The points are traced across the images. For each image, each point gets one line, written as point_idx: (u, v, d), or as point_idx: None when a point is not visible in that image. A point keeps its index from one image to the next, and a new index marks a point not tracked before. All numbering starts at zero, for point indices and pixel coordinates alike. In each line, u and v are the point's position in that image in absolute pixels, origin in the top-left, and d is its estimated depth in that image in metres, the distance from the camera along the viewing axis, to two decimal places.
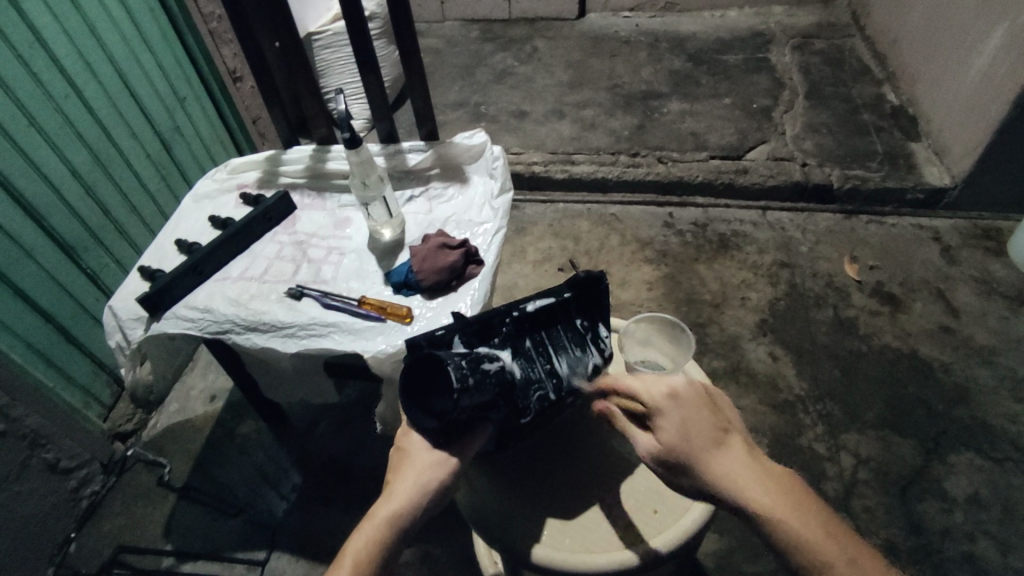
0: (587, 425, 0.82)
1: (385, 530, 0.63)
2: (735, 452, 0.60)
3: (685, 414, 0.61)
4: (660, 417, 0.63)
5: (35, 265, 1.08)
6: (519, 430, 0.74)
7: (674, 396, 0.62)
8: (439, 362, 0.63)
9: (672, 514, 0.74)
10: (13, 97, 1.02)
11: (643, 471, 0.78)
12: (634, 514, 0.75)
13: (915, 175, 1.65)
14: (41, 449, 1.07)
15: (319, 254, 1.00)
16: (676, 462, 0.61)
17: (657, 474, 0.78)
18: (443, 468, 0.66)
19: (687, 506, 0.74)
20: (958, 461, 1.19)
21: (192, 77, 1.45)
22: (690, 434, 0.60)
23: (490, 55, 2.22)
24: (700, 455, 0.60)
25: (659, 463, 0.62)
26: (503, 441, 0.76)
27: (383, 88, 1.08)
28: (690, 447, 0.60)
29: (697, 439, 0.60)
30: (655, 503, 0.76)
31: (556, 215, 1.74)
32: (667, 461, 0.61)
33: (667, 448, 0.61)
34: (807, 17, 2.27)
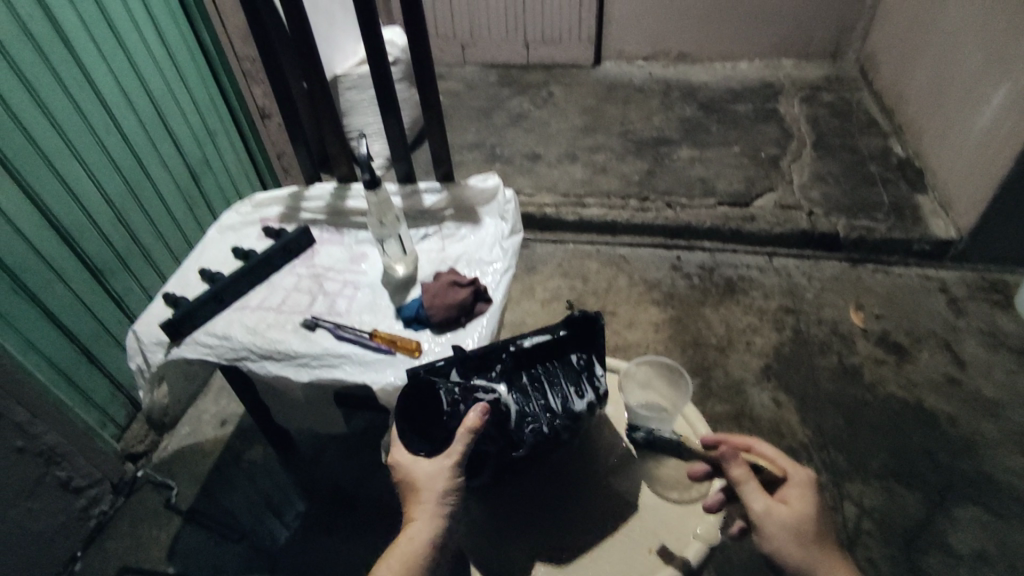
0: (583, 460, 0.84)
1: (408, 566, 0.66)
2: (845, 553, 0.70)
3: (816, 501, 0.71)
4: (790, 491, 0.72)
5: (64, 287, 1.13)
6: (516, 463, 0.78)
7: (812, 481, 0.72)
8: (432, 386, 0.72)
9: (666, 554, 0.75)
10: (59, 129, 1.09)
11: (639, 510, 0.79)
12: (629, 553, 0.76)
13: (921, 226, 1.68)
14: (55, 466, 1.11)
15: (335, 287, 1.04)
16: (802, 535, 0.69)
17: (652, 512, 0.79)
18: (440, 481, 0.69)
19: (682, 547, 0.76)
20: (962, 515, 1.18)
21: (223, 113, 1.53)
22: (817, 518, 0.70)
23: (507, 99, 2.31)
24: (818, 540, 0.69)
25: (781, 527, 0.69)
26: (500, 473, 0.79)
27: (402, 131, 1.14)
28: (816, 528, 0.69)
29: (820, 527, 0.70)
30: (649, 541, 0.77)
31: (565, 255, 1.78)
32: (792, 528, 0.69)
33: (803, 519, 0.69)
34: (816, 71, 2.34)
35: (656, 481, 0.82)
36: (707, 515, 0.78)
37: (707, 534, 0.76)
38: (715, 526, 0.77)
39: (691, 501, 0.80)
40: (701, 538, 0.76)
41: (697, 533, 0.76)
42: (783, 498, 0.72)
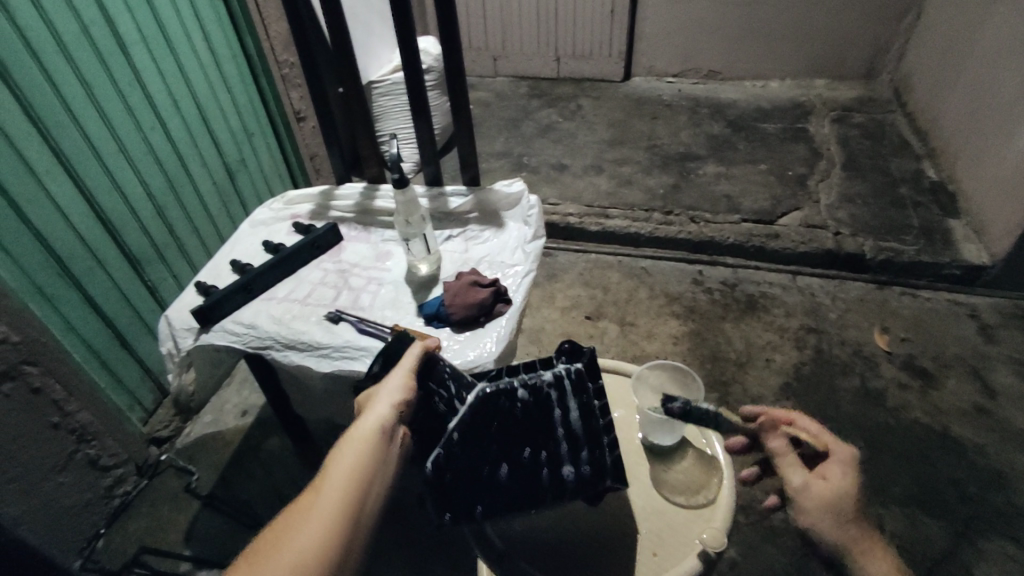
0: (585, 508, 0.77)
1: (358, 466, 0.61)
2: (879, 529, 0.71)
3: (854, 477, 0.71)
4: (827, 466, 0.73)
5: (104, 274, 1.18)
6: (475, 448, 0.76)
7: (853, 458, 0.72)
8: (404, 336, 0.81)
9: (670, 558, 0.75)
10: (109, 125, 1.15)
11: (644, 512, 0.79)
12: (633, 552, 0.76)
13: (952, 251, 1.65)
14: (85, 444, 1.14)
15: (359, 283, 1.07)
16: (838, 511, 0.70)
17: (657, 516, 0.79)
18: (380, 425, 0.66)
19: (686, 553, 0.75)
20: (989, 547, 1.15)
21: (261, 116, 1.59)
22: (856, 494, 0.70)
23: (536, 110, 2.34)
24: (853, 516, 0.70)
25: (818, 502, 0.70)
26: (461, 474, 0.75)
27: (432, 134, 1.17)
28: (851, 504, 0.70)
29: (858, 504, 0.70)
30: (654, 545, 0.76)
31: (587, 265, 1.79)
32: (827, 504, 0.70)
33: (839, 494, 0.70)
34: (848, 92, 2.32)
35: (665, 486, 0.82)
36: (714, 522, 0.77)
37: (713, 541, 0.75)
38: (722, 534, 0.75)
39: (699, 506, 0.79)
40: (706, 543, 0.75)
41: (703, 540, 0.75)
42: (822, 473, 0.73)
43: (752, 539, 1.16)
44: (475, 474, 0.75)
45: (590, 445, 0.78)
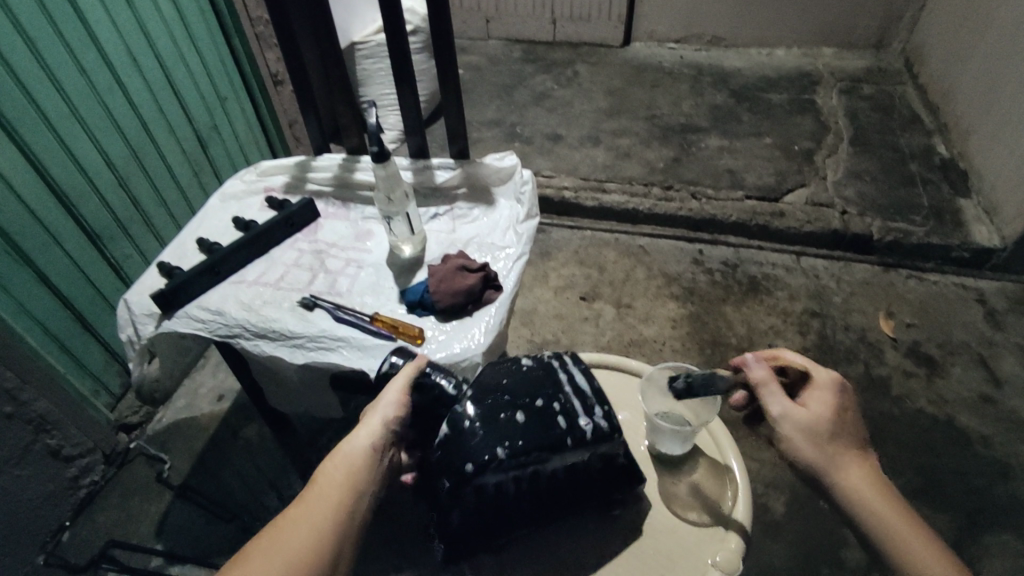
0: (607, 484, 0.72)
1: (353, 467, 0.63)
2: (871, 461, 0.64)
3: (840, 405, 0.66)
4: (811, 395, 0.67)
5: (60, 251, 1.08)
6: (487, 406, 0.69)
7: (839, 385, 0.67)
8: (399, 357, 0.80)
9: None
10: (59, 87, 1.03)
11: (653, 531, 0.73)
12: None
13: (962, 233, 1.58)
14: (45, 434, 1.07)
15: (337, 265, 0.98)
16: (822, 438, 0.64)
17: (666, 535, 0.73)
18: (344, 470, 0.63)
19: None
20: (992, 543, 1.11)
21: (234, 77, 1.47)
22: (839, 421, 0.65)
23: (530, 76, 2.22)
24: (839, 442, 0.64)
25: (797, 428, 0.64)
26: (472, 430, 0.67)
27: (417, 102, 1.07)
28: (836, 431, 0.64)
29: (843, 431, 0.65)
30: (663, 568, 0.70)
31: (582, 243, 1.70)
32: (810, 431, 0.64)
33: (820, 421, 0.64)
34: (857, 61, 2.21)
35: (673, 498, 0.76)
36: (728, 542, 0.72)
37: (727, 563, 0.70)
38: (738, 556, 0.70)
39: (711, 525, 0.74)
40: (719, 567, 0.69)
41: (717, 561, 0.70)
42: (803, 402, 0.67)
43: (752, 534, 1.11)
44: (482, 431, 0.67)
45: (602, 402, 0.72)
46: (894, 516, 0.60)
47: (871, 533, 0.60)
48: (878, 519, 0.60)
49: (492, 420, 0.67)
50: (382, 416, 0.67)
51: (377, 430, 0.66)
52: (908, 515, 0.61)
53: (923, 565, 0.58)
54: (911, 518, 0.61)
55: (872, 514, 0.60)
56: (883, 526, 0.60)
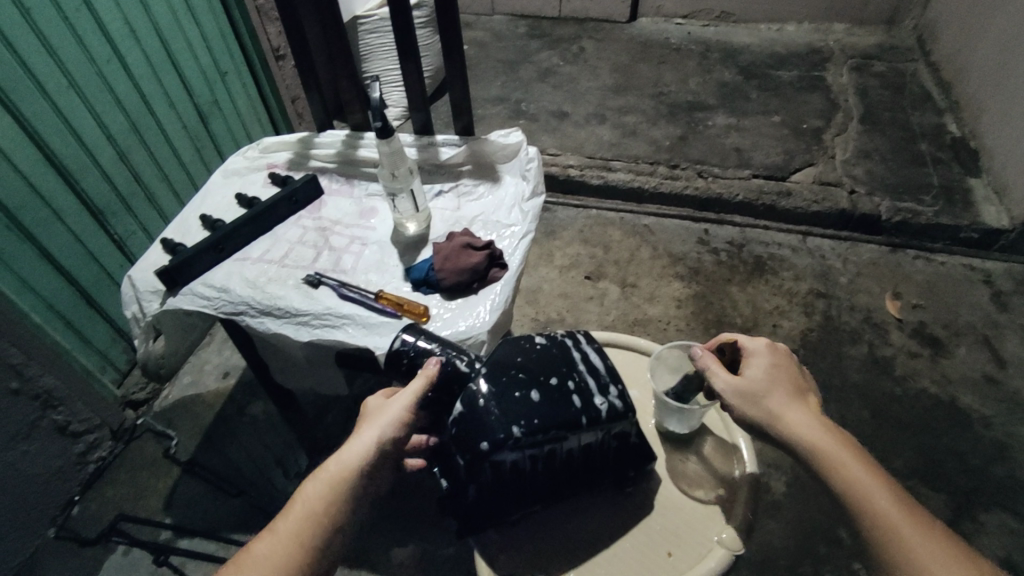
0: (622, 463, 0.72)
1: (332, 491, 0.62)
2: (817, 410, 0.64)
3: (777, 366, 0.67)
4: (748, 363, 0.68)
5: (62, 227, 1.08)
6: (501, 383, 0.69)
7: (772, 349, 0.68)
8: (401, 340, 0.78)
9: (688, 560, 0.70)
10: (57, 58, 1.02)
11: (661, 508, 0.73)
12: (650, 552, 0.70)
13: (971, 213, 1.56)
14: (52, 410, 1.08)
15: (341, 243, 0.98)
16: (757, 396, 0.64)
17: (674, 512, 0.73)
18: (327, 491, 0.62)
19: (704, 555, 0.70)
20: (991, 521, 1.12)
21: (235, 51, 1.44)
22: (777, 381, 0.65)
23: (536, 53, 2.18)
24: (781, 397, 0.64)
25: (736, 392, 0.65)
26: (488, 408, 0.67)
27: (421, 76, 1.05)
28: (777, 387, 0.65)
29: (780, 385, 0.65)
30: (670, 544, 0.71)
31: (587, 222, 1.69)
32: (750, 395, 0.65)
33: (755, 382, 0.65)
34: (868, 38, 2.17)
35: (681, 476, 0.76)
36: (733, 520, 0.73)
37: (732, 542, 0.71)
38: (741, 535, 0.71)
39: (717, 503, 0.74)
40: (725, 545, 0.70)
41: (722, 539, 0.71)
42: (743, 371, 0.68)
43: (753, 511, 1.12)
44: (497, 409, 0.67)
45: (616, 380, 0.73)
46: (836, 450, 0.59)
47: (816, 471, 0.59)
48: (819, 456, 0.59)
49: (507, 398, 0.67)
50: (376, 436, 0.64)
51: (370, 450, 0.64)
52: (853, 449, 0.59)
53: (869, 496, 0.56)
54: (855, 452, 0.59)
55: (813, 451, 0.59)
56: (824, 461, 0.58)
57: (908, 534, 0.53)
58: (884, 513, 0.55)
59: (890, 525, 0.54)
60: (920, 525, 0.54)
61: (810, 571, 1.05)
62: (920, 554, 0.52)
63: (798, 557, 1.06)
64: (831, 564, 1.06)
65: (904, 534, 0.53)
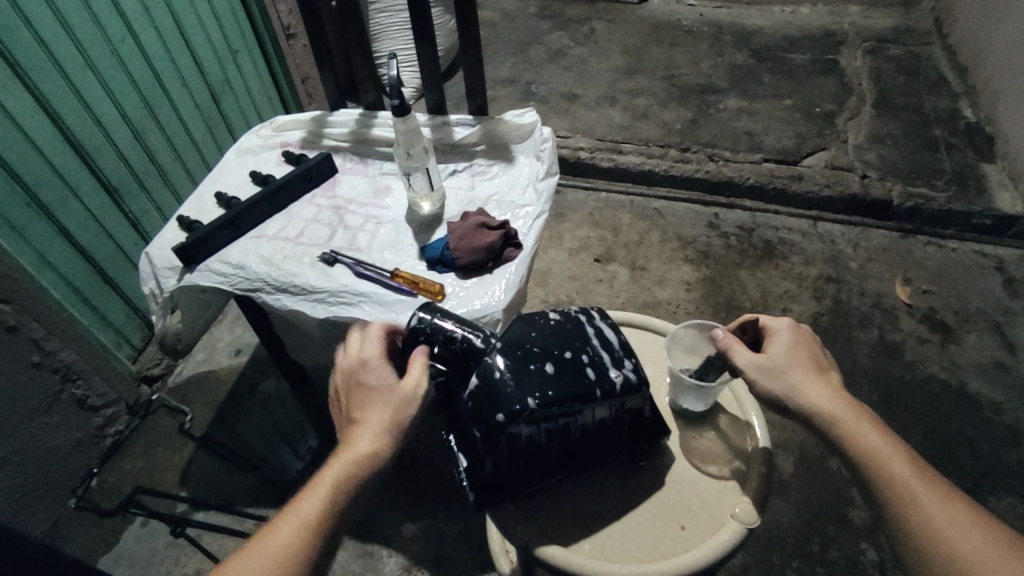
0: (636, 436, 0.73)
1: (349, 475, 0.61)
2: (839, 386, 0.63)
3: (800, 343, 0.66)
4: (770, 340, 0.67)
5: (79, 205, 1.09)
6: (517, 357, 0.70)
7: (796, 327, 0.67)
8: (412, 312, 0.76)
9: (701, 533, 0.71)
10: (73, 36, 1.01)
11: (671, 484, 0.74)
12: (661, 526, 0.71)
13: (985, 199, 1.55)
14: (71, 384, 1.09)
15: (356, 221, 0.98)
16: (776, 372, 0.63)
17: (686, 487, 0.74)
18: (343, 477, 0.61)
19: (718, 528, 0.71)
20: (998, 505, 1.13)
21: (246, 29, 1.44)
22: (798, 357, 0.64)
23: (546, 33, 2.16)
24: (802, 372, 0.63)
25: (755, 368, 0.65)
26: (504, 380, 0.68)
27: (435, 55, 1.04)
28: (796, 364, 0.64)
29: (801, 361, 0.64)
30: (683, 518, 0.72)
31: (597, 205, 1.69)
32: (771, 370, 0.64)
33: (774, 358, 0.64)
34: (884, 20, 2.14)
35: (694, 454, 0.77)
36: (746, 495, 0.73)
37: (746, 515, 0.71)
38: (755, 508, 0.71)
39: (731, 479, 0.75)
40: (739, 518, 0.71)
41: (736, 513, 0.71)
42: (764, 349, 0.67)
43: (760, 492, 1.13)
44: (513, 381, 0.68)
45: (630, 355, 0.74)
46: (855, 420, 0.59)
47: (835, 440, 0.59)
48: (838, 426, 0.59)
49: (523, 371, 0.68)
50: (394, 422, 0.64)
51: (386, 437, 0.63)
52: (873, 422, 0.59)
53: (888, 465, 0.56)
54: (875, 423, 0.59)
55: (832, 422, 0.60)
56: (843, 431, 0.59)
57: (926, 501, 0.54)
58: (905, 485, 0.55)
59: (910, 494, 0.54)
60: (941, 494, 0.54)
61: (817, 551, 1.07)
62: (938, 519, 0.52)
63: (804, 537, 1.08)
64: (837, 545, 1.07)
65: (922, 500, 0.54)
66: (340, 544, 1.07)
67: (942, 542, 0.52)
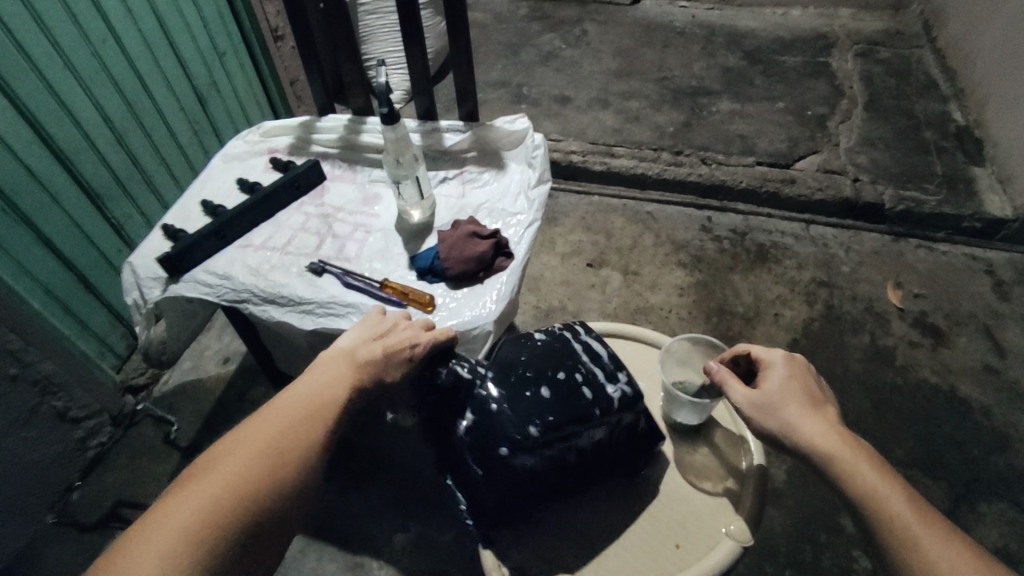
0: (633, 448, 0.73)
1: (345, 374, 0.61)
2: (834, 419, 0.62)
3: (794, 377, 0.66)
4: (765, 374, 0.67)
5: (60, 212, 1.07)
6: (509, 383, 0.69)
7: (789, 360, 0.67)
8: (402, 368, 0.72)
9: (696, 552, 0.70)
10: (52, 39, 0.99)
11: (664, 503, 0.74)
12: (654, 546, 0.70)
13: (975, 202, 1.56)
14: (52, 396, 1.07)
15: (345, 230, 0.96)
16: (771, 407, 0.64)
17: (682, 504, 0.73)
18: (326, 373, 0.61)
19: (711, 547, 0.70)
20: (988, 510, 1.13)
21: (233, 31, 1.41)
22: (797, 394, 0.64)
23: (537, 35, 2.15)
24: (796, 408, 0.63)
25: (750, 406, 0.65)
26: (501, 411, 0.67)
27: (425, 60, 1.03)
28: (791, 399, 0.63)
29: (797, 395, 0.64)
30: (679, 536, 0.71)
31: (589, 209, 1.68)
32: (765, 407, 0.64)
33: (769, 394, 0.64)
34: (874, 23, 2.14)
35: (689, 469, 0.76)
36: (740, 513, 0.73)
37: (740, 533, 0.70)
38: (748, 526, 0.71)
39: (726, 495, 0.74)
40: (734, 537, 0.70)
41: (729, 531, 0.71)
42: (759, 383, 0.67)
43: None
44: (510, 411, 0.67)
45: (622, 367, 0.73)
46: (851, 457, 0.58)
47: (833, 477, 0.58)
48: (836, 463, 0.58)
49: (518, 399, 0.68)
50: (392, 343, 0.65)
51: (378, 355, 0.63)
52: (869, 457, 0.58)
53: (887, 506, 0.54)
54: (873, 461, 0.58)
55: (829, 459, 0.58)
56: (839, 467, 0.57)
57: (924, 542, 0.52)
58: (901, 523, 0.53)
59: (906, 534, 0.52)
60: (938, 532, 0.52)
61: (809, 559, 1.06)
62: (937, 558, 0.50)
63: (797, 544, 1.08)
64: (829, 552, 1.07)
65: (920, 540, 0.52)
66: (330, 558, 1.06)
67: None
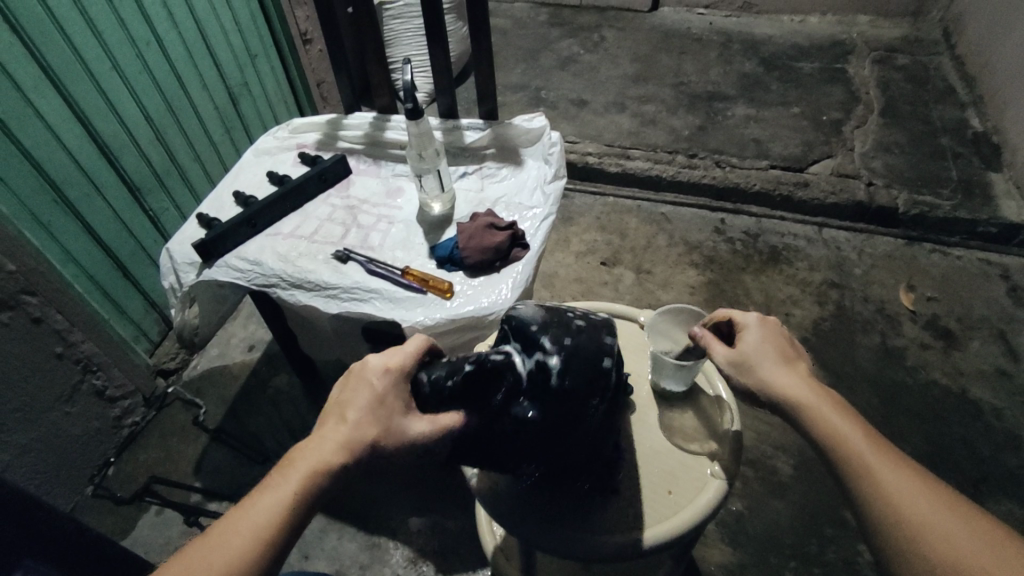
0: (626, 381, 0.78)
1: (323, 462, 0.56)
2: (807, 374, 0.64)
3: (768, 337, 0.67)
4: (740, 335, 0.68)
5: (103, 202, 1.13)
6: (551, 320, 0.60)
7: (763, 321, 0.68)
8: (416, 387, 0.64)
9: (688, 495, 0.72)
10: (100, 38, 1.05)
11: (653, 453, 0.76)
12: (648, 492, 0.72)
13: (990, 208, 1.56)
14: (91, 375, 1.13)
15: (369, 221, 1.01)
16: (746, 366, 0.65)
17: (667, 456, 0.76)
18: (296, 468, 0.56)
19: (701, 487, 0.72)
20: (998, 510, 1.14)
21: (265, 35, 1.48)
22: (768, 350, 0.66)
23: (556, 41, 2.19)
24: (770, 365, 0.64)
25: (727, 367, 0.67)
26: (577, 343, 0.58)
27: (448, 61, 1.07)
28: (765, 358, 0.65)
29: (770, 354, 0.66)
30: (670, 483, 0.73)
31: (604, 209, 1.71)
32: (743, 365, 0.66)
33: (744, 353, 0.66)
34: (893, 30, 2.15)
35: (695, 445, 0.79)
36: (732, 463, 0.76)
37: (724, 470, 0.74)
38: (732, 464, 0.75)
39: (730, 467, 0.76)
40: (719, 475, 0.73)
41: (715, 470, 0.74)
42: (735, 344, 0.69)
43: (760, 492, 1.15)
44: (580, 344, 0.59)
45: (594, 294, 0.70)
46: (817, 402, 0.60)
47: (800, 421, 0.60)
48: (805, 411, 0.60)
49: (571, 327, 0.60)
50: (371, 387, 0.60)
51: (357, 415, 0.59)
52: (835, 403, 0.60)
53: (846, 442, 0.57)
54: (840, 407, 0.60)
55: (799, 407, 0.61)
56: (807, 414, 0.60)
57: (878, 470, 0.54)
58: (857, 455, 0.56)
59: (863, 465, 0.55)
60: (895, 463, 0.54)
61: (815, 551, 1.08)
62: (896, 490, 0.52)
63: (803, 537, 1.09)
64: (836, 544, 1.09)
65: (882, 472, 0.54)
66: (349, 536, 1.10)
67: (897, 513, 0.51)
